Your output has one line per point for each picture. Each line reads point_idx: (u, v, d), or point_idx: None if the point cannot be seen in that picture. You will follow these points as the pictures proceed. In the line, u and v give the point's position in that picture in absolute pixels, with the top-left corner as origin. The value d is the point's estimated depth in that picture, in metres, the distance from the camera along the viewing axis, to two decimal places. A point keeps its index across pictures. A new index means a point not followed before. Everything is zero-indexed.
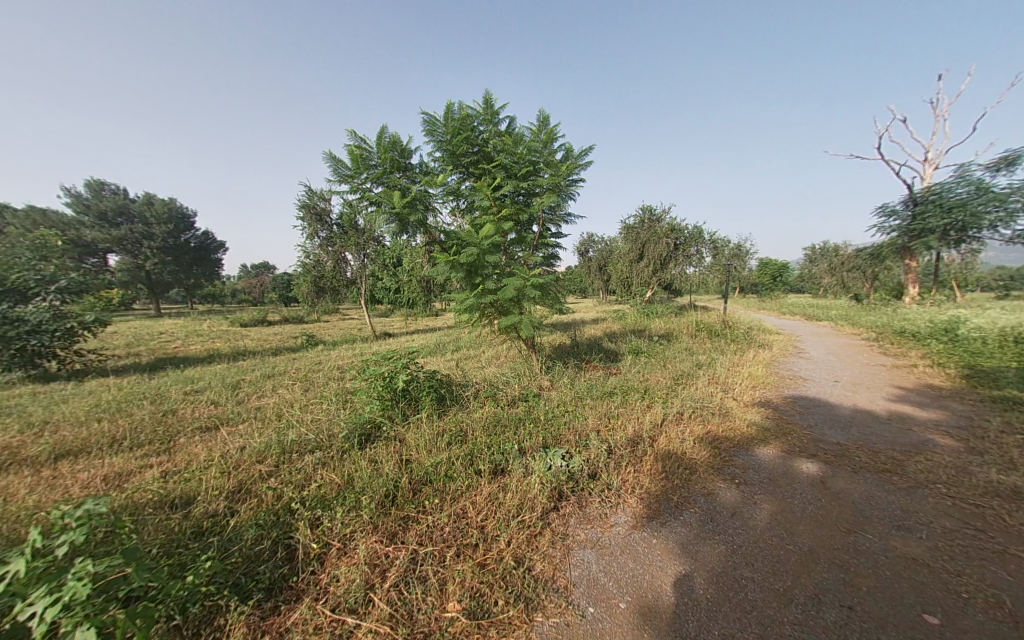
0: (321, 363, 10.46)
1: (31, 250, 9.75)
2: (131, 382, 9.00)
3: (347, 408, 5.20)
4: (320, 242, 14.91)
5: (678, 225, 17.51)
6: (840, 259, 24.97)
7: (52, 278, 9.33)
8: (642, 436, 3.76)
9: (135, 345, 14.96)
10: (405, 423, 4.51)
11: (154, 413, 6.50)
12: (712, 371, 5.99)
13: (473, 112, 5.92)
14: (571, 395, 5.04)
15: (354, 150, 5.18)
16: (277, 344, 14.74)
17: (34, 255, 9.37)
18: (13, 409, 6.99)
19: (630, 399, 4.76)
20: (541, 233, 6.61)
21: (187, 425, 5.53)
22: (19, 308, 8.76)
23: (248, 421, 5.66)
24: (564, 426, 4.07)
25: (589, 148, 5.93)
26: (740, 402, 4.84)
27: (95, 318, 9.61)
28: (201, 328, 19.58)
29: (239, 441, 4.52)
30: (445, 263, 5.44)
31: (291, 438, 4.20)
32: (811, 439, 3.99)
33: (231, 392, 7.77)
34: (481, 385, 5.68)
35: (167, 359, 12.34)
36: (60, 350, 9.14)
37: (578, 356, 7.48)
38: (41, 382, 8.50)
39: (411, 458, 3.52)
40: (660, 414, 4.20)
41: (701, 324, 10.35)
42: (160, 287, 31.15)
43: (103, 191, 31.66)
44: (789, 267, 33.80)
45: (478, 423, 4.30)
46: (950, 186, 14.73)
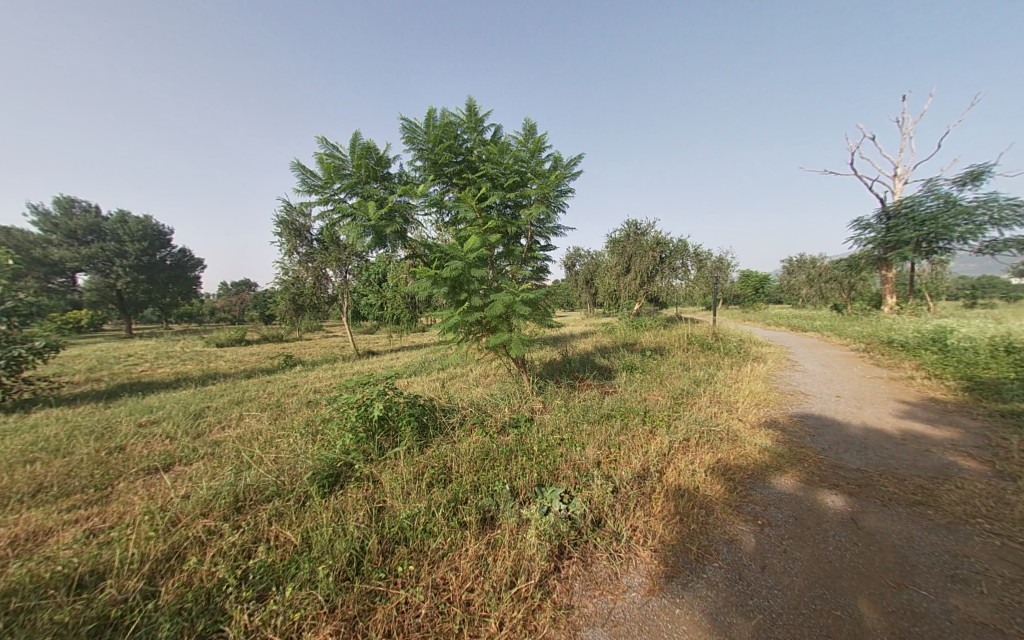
0: (297, 386, 9.79)
1: None
2: (83, 412, 8.21)
3: (317, 441, 4.64)
4: (298, 259, 14.32)
5: (664, 238, 17.55)
6: (819, 270, 25.49)
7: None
8: (648, 469, 3.34)
9: (97, 369, 13.92)
10: (381, 459, 3.99)
11: (101, 450, 5.80)
12: (713, 388, 5.66)
13: (456, 120, 5.59)
14: (565, 420, 4.61)
15: (325, 158, 4.74)
16: (252, 365, 13.95)
17: None
18: None
19: (630, 423, 4.35)
20: (529, 246, 6.24)
21: (133, 467, 4.87)
22: None
23: (205, 459, 5.03)
24: (560, 458, 3.63)
25: (580, 157, 5.64)
26: (747, 424, 4.48)
27: (46, 343, 8.75)
28: (173, 349, 18.59)
29: (187, 488, 3.93)
30: (427, 278, 5.02)
31: (247, 482, 3.65)
32: (830, 465, 3.64)
33: (193, 423, 7.07)
34: (467, 409, 5.20)
35: (129, 384, 11.50)
36: (6, 379, 8.35)
37: (570, 374, 7.06)
38: None
39: (385, 507, 3.02)
40: (665, 442, 3.80)
41: (692, 337, 10.13)
42: (133, 306, 29.82)
43: (71, 208, 30.27)
44: (769, 278, 34.47)
45: (464, 458, 3.81)
46: (921, 199, 15.10)
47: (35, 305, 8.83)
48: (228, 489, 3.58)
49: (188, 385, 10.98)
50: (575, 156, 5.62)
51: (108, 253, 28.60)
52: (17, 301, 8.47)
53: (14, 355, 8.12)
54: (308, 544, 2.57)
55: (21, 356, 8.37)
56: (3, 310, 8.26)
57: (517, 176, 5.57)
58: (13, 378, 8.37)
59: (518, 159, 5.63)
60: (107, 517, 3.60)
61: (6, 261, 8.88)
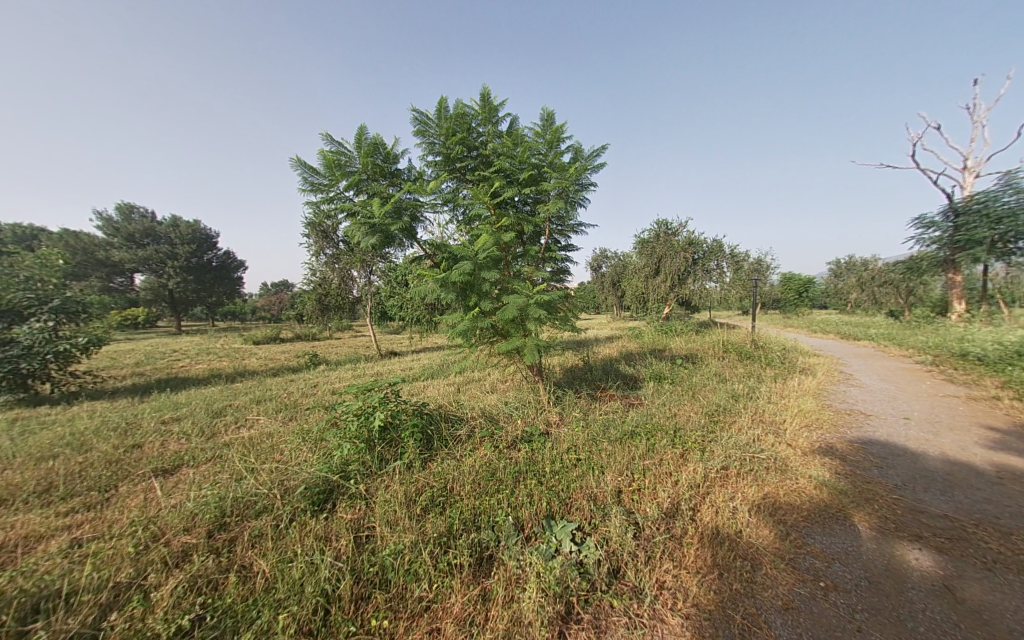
0: (317, 386, 9.76)
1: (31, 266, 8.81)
2: (118, 406, 8.45)
3: (318, 450, 4.39)
4: (325, 259, 14.53)
5: (698, 238, 16.58)
6: (872, 273, 23.47)
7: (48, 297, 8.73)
8: (678, 503, 2.84)
9: (140, 364, 14.55)
10: (379, 474, 3.67)
11: (121, 448, 5.84)
12: (754, 405, 5.00)
13: (471, 111, 5.20)
14: (583, 436, 4.13)
15: (329, 154, 4.48)
16: (281, 363, 14.23)
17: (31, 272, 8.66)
18: None
19: (658, 444, 3.82)
20: (549, 246, 5.81)
21: (141, 468, 4.78)
22: (13, 329, 8.26)
23: (210, 462, 4.88)
24: (574, 484, 3.18)
25: (605, 148, 5.14)
26: (798, 450, 3.84)
27: (90, 340, 8.94)
28: (212, 346, 19.37)
29: (180, 496, 3.72)
30: (434, 279, 4.72)
31: (235, 494, 3.39)
32: (908, 509, 2.98)
33: (212, 422, 7.06)
34: (478, 418, 4.82)
35: (167, 378, 11.94)
36: (54, 372, 8.70)
37: (592, 383, 6.54)
38: (29, 406, 8.00)
39: (373, 538, 2.70)
40: (699, 470, 3.27)
41: (729, 344, 9.34)
42: (181, 304, 31.58)
43: (131, 214, 32.41)
44: (815, 282, 32.17)
45: (467, 478, 3.42)
46: (997, 193, 13.41)
47: (82, 303, 9.21)
48: (213, 501, 3.31)
49: (218, 382, 11.20)
50: (599, 147, 5.12)
51: (162, 254, 30.40)
52: (64, 298, 8.80)
53: (60, 349, 8.40)
54: (282, 581, 2.30)
55: (68, 351, 8.65)
56: (51, 305, 8.56)
57: (535, 170, 5.13)
58: (59, 370, 8.70)
59: (535, 152, 5.18)
60: (97, 527, 3.42)
61: (55, 260, 9.28)
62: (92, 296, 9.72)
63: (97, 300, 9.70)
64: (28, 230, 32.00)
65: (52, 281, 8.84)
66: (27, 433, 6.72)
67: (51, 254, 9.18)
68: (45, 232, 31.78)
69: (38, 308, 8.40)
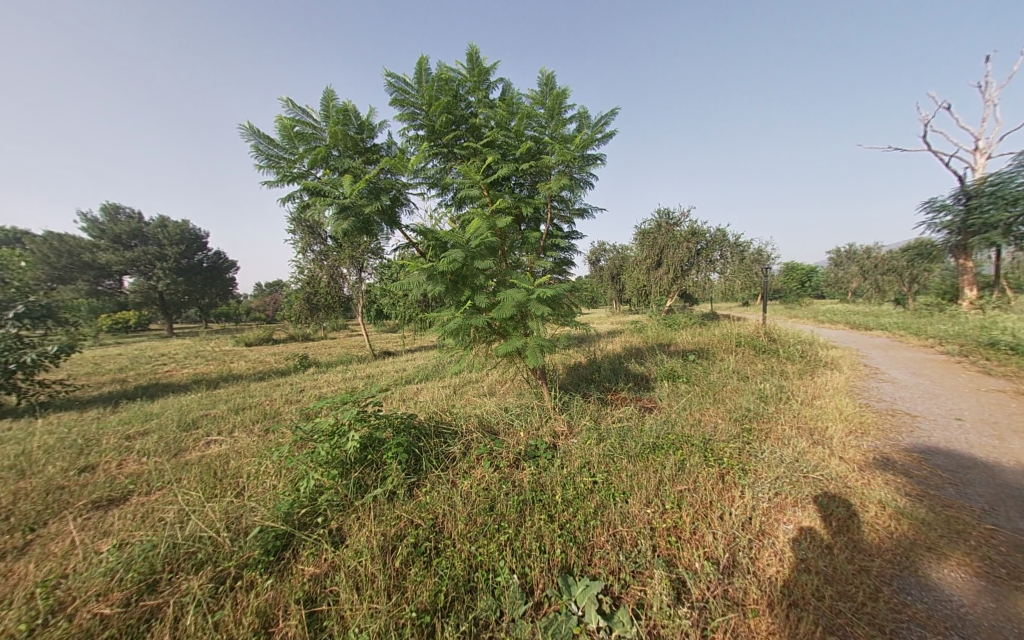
0: (303, 391, 9.07)
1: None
2: (88, 419, 7.62)
3: (285, 474, 3.70)
4: (312, 257, 13.75)
5: (701, 228, 15.92)
6: (875, 261, 23.02)
7: (11, 301, 7.77)
8: (735, 558, 2.29)
9: (122, 369, 13.72)
10: (354, 507, 3.02)
11: (71, 473, 5.12)
12: (788, 409, 4.39)
13: (458, 76, 4.50)
14: (599, 450, 3.49)
15: (290, 122, 3.81)
16: (269, 366, 13.50)
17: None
18: None
19: (689, 461, 3.19)
20: (550, 233, 5.18)
21: (81, 498, 4.07)
22: None
23: (162, 488, 4.19)
24: (594, 518, 2.62)
25: (614, 115, 4.49)
26: (854, 467, 3.22)
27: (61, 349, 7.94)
28: (201, 349, 18.52)
29: (108, 541, 3.04)
30: (419, 271, 4.07)
31: (170, 540, 2.74)
32: (1011, 544, 2.38)
33: (182, 436, 6.34)
34: (474, 426, 4.16)
35: (148, 385, 11.13)
36: (23, 382, 7.80)
37: (599, 384, 5.89)
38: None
39: (352, 617, 2.19)
40: (745, 501, 2.67)
41: (742, 337, 8.74)
42: (172, 307, 30.60)
43: (116, 214, 31.16)
44: (816, 271, 31.61)
45: (460, 513, 2.79)
46: (1011, 174, 12.88)
47: (51, 306, 8.24)
48: (142, 551, 2.66)
49: (199, 388, 10.41)
50: (607, 112, 4.47)
51: (150, 255, 29.36)
52: (28, 303, 7.85)
53: (25, 359, 7.48)
54: None
55: (37, 361, 7.65)
56: (15, 312, 7.62)
57: (534, 142, 4.45)
58: (26, 380, 7.78)
59: (534, 121, 4.49)
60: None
61: (18, 262, 8.37)
62: (62, 299, 8.82)
63: (66, 302, 8.85)
64: (13, 234, 31.01)
65: (15, 285, 7.89)
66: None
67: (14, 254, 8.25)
68: (29, 236, 30.55)
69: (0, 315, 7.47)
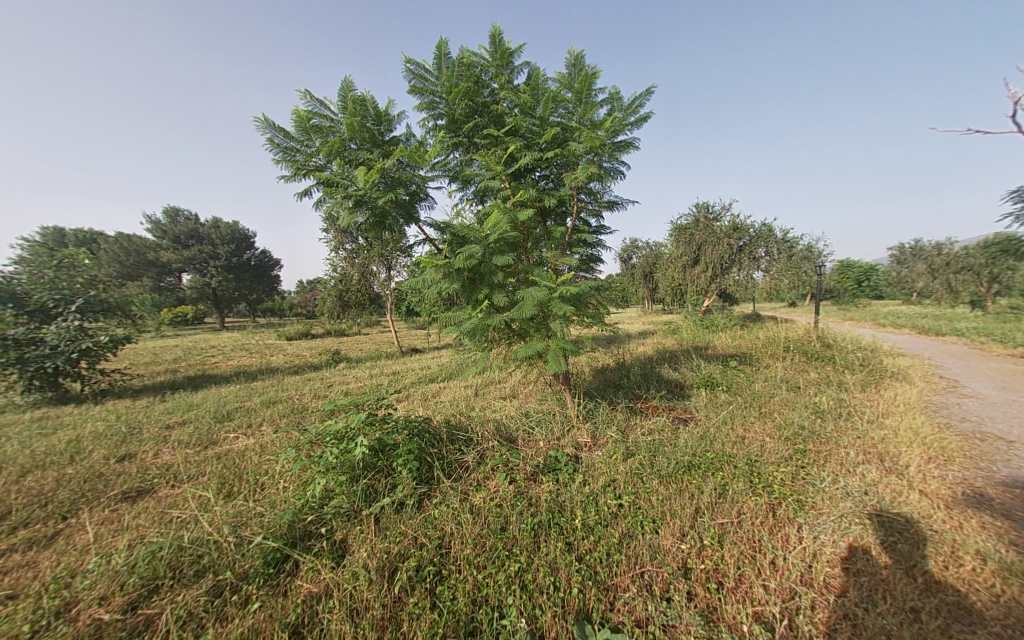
0: (332, 387, 9.18)
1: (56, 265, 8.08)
2: (141, 406, 7.78)
3: (297, 476, 3.58)
4: (344, 254, 14.00)
5: (745, 223, 14.85)
6: (946, 258, 20.70)
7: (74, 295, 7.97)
8: (793, 622, 1.98)
9: (175, 359, 14.55)
10: (360, 518, 2.84)
11: (109, 462, 5.30)
12: (850, 429, 3.82)
13: (480, 61, 4.24)
14: (627, 466, 3.13)
15: (306, 114, 3.72)
16: (304, 360, 13.89)
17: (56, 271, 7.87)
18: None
19: (732, 488, 2.78)
20: (577, 227, 4.84)
21: (113, 488, 4.15)
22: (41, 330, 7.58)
23: (185, 481, 4.22)
24: (618, 552, 2.35)
25: (650, 95, 4.09)
26: (939, 504, 2.68)
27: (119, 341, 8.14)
28: (245, 342, 19.42)
29: (123, 536, 3.03)
30: (435, 268, 3.85)
31: (175, 544, 2.68)
32: None
33: (214, 428, 6.49)
34: (492, 432, 3.90)
35: (195, 376, 11.68)
36: (86, 369, 8.03)
37: (628, 391, 5.47)
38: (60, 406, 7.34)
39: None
40: (804, 546, 2.30)
41: (790, 341, 7.97)
42: (223, 302, 32.55)
43: (175, 215, 33.43)
44: (876, 268, 28.81)
45: (468, 533, 2.55)
46: None
47: (110, 301, 8.45)
48: (146, 554, 2.62)
49: (239, 381, 10.80)
50: (642, 92, 4.07)
51: (203, 254, 31.30)
52: (89, 296, 8.06)
53: (86, 349, 7.69)
54: None
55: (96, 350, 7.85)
56: (77, 304, 7.85)
57: (560, 128, 4.12)
58: (89, 368, 8.00)
59: (561, 106, 4.17)
60: (18, 583, 2.76)
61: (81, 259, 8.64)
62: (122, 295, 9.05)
63: (125, 298, 9.18)
64: (89, 235, 34.05)
65: (80, 281, 8.12)
66: (33, 435, 6.23)
67: (77, 252, 8.60)
68: (101, 235, 33.30)
69: (64, 307, 7.68)
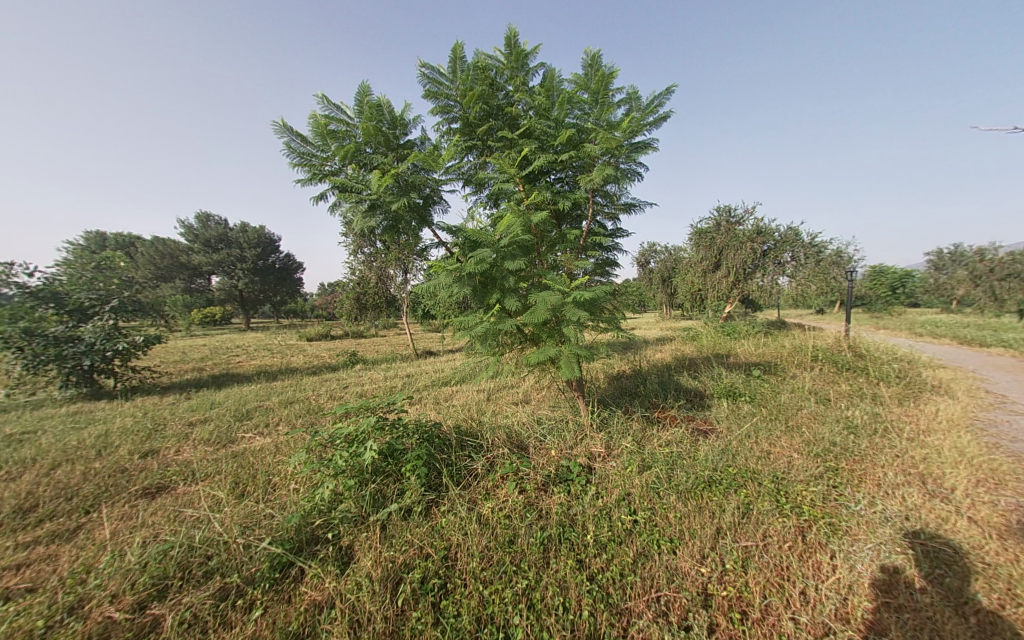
0: (348, 388, 9.28)
1: (94, 266, 8.45)
2: (167, 403, 8.01)
3: (307, 478, 3.56)
4: (363, 258, 14.23)
5: (769, 226, 14.36)
6: (988, 263, 19.54)
7: (110, 295, 8.30)
8: None
9: (202, 358, 15.02)
10: (366, 524, 2.79)
11: (134, 457, 5.44)
12: (886, 446, 3.56)
13: (494, 63, 4.21)
14: (643, 479, 2.98)
15: (323, 119, 3.76)
16: (323, 361, 14.13)
17: (95, 272, 8.25)
18: (30, 440, 6.04)
19: (757, 508, 2.60)
20: (593, 231, 4.73)
21: (135, 484, 4.24)
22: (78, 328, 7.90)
23: (202, 478, 4.27)
24: (632, 573, 2.23)
25: (669, 94, 3.97)
26: (991, 533, 2.44)
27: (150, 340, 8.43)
28: (267, 342, 19.93)
29: (138, 533, 3.06)
30: (447, 272, 3.80)
31: (186, 543, 2.69)
32: None
33: (234, 426, 6.61)
34: (503, 438, 3.81)
35: (220, 375, 12.02)
36: (119, 367, 8.33)
37: (644, 400, 5.28)
38: (93, 401, 7.62)
39: None
40: (837, 576, 2.13)
41: (818, 350, 7.61)
42: (249, 303, 33.63)
43: (207, 220, 34.80)
44: (911, 274, 27.40)
45: (475, 545, 2.47)
46: None
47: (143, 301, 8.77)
48: (158, 554, 2.63)
49: (260, 380, 11.05)
50: (662, 92, 3.96)
51: (232, 257, 32.47)
52: (123, 297, 8.45)
53: (119, 347, 7.98)
54: None
55: (128, 348, 8.14)
56: (112, 305, 8.18)
57: (576, 130, 4.03)
58: (122, 365, 8.30)
59: (576, 107, 4.08)
60: (38, 577, 2.82)
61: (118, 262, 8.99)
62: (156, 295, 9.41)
63: (158, 298, 9.56)
64: (127, 239, 35.87)
65: (115, 282, 8.46)
66: (66, 429, 6.47)
67: (114, 255, 8.97)
68: (138, 239, 34.95)
69: (101, 307, 8.08)
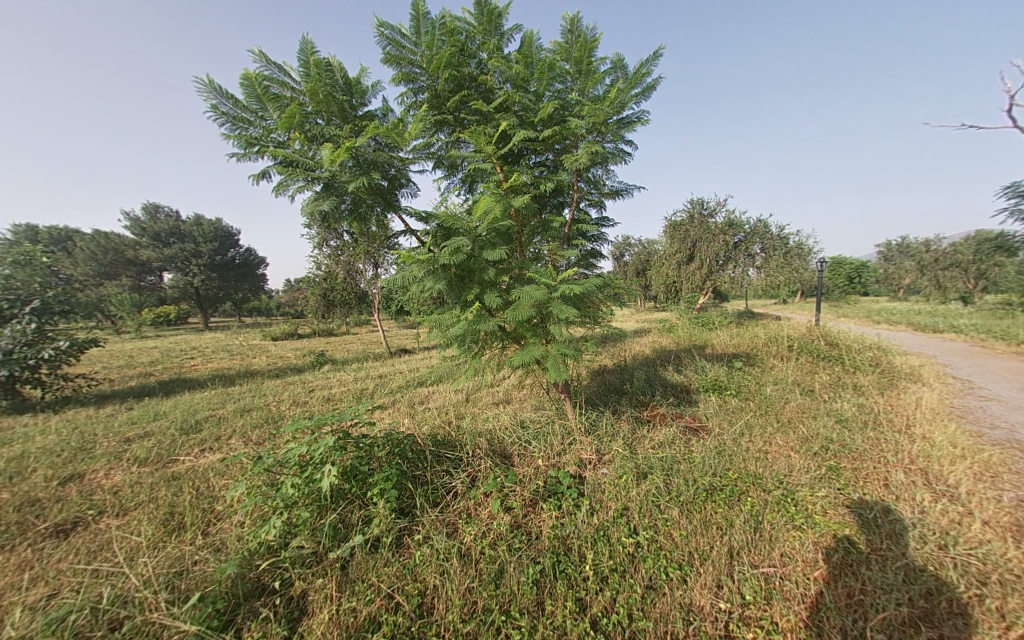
0: (313, 392, 8.58)
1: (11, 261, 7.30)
2: (103, 415, 7.07)
3: (253, 506, 3.00)
4: (328, 251, 13.34)
5: (740, 219, 14.56)
6: (932, 253, 20.82)
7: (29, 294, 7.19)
8: None
9: (149, 363, 13.66)
10: (325, 566, 2.31)
11: (54, 483, 4.64)
12: (882, 442, 3.43)
13: (464, 26, 3.74)
14: (643, 487, 2.66)
15: (259, 78, 3.22)
16: (286, 363, 13.18)
17: (9, 267, 7.10)
18: None
19: (771, 523, 2.34)
20: (576, 217, 4.38)
21: (47, 518, 3.51)
22: None
23: (132, 508, 3.63)
24: (642, 617, 1.95)
25: (657, 60, 3.66)
26: (1006, 536, 2.30)
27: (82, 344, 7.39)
28: (225, 343, 18.50)
29: (36, 589, 2.48)
30: (417, 265, 3.35)
31: (90, 606, 2.15)
32: None
33: (179, 440, 5.83)
34: (484, 445, 3.40)
35: (169, 381, 10.90)
36: (46, 374, 7.26)
37: (631, 397, 5.02)
38: (10, 416, 6.59)
39: None
40: (877, 611, 1.92)
41: (794, 340, 7.63)
42: (205, 302, 31.35)
43: (155, 212, 32.04)
44: (864, 264, 28.97)
45: (458, 588, 2.10)
46: None
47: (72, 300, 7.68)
48: (49, 625, 2.07)
49: (215, 385, 10.11)
50: (649, 58, 3.65)
51: (186, 253, 30.05)
52: (47, 297, 7.23)
53: (44, 354, 6.93)
54: None
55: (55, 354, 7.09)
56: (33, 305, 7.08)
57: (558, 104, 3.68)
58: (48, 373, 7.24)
59: (558, 76, 3.70)
60: None
61: (41, 257, 7.79)
62: (88, 293, 8.29)
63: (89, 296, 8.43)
64: (64, 233, 32.65)
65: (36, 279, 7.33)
66: None
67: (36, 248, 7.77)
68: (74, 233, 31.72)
69: (18, 308, 6.85)
